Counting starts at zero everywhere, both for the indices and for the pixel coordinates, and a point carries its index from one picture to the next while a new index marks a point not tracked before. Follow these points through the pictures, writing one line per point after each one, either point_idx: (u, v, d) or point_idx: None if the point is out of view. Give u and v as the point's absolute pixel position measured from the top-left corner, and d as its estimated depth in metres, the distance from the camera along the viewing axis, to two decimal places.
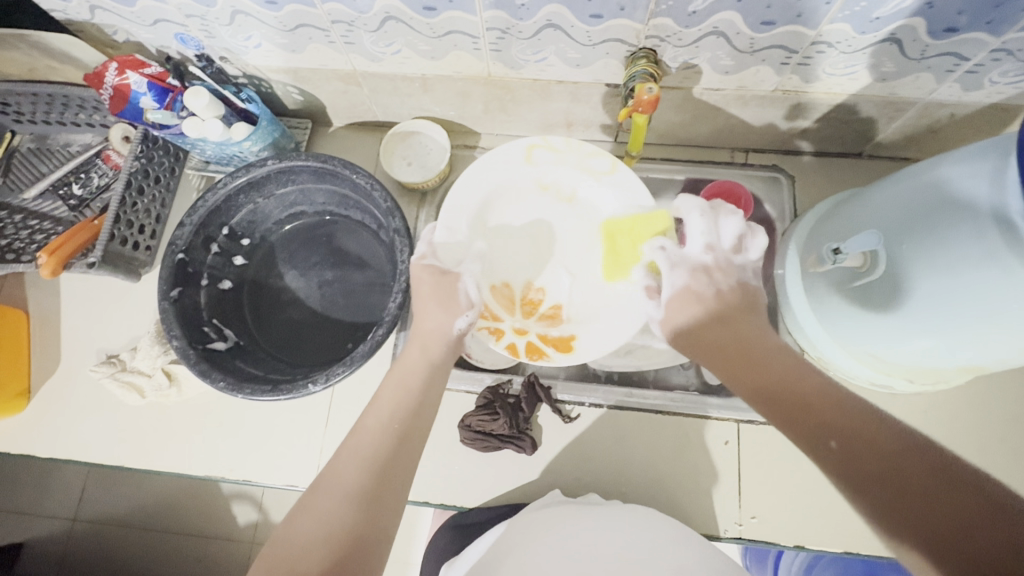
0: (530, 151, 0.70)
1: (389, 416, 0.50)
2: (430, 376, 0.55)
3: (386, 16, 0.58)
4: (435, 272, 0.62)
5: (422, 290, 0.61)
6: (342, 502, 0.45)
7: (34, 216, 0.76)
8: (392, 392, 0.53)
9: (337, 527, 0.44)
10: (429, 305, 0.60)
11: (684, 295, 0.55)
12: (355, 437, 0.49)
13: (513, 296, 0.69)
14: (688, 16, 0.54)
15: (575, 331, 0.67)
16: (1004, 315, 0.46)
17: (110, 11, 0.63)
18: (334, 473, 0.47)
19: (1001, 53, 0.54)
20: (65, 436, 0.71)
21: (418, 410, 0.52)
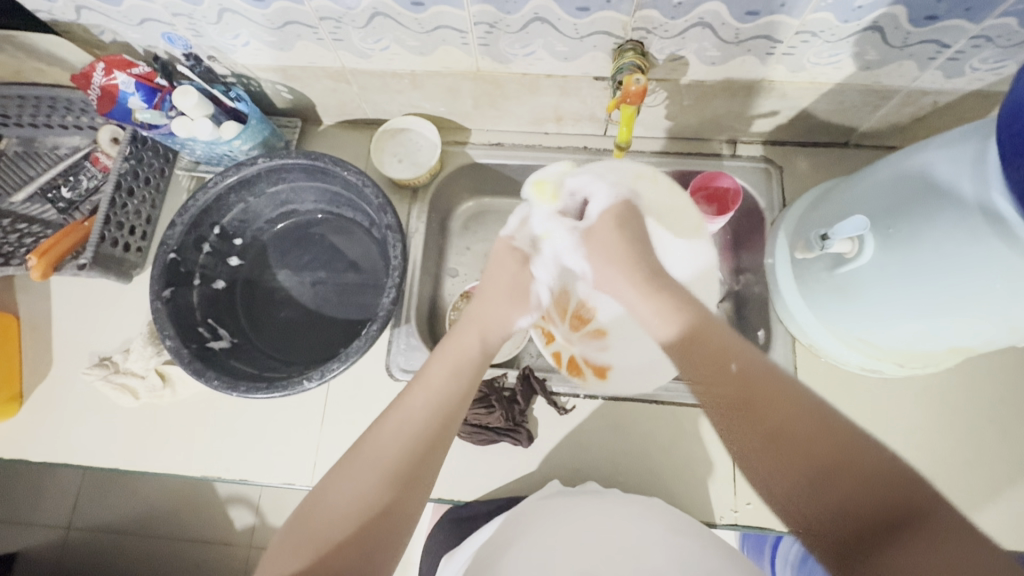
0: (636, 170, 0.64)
1: (435, 400, 0.50)
2: (481, 363, 0.55)
3: (374, 12, 0.59)
4: (519, 262, 0.61)
5: (502, 268, 0.61)
6: (370, 480, 0.46)
7: (23, 220, 0.75)
8: (440, 375, 0.52)
9: (361, 509, 0.45)
10: (501, 297, 0.59)
11: (609, 216, 0.57)
12: (391, 416, 0.49)
13: (568, 305, 0.69)
14: (674, 8, 0.54)
15: (612, 361, 0.69)
16: (987, 295, 0.47)
17: (97, 11, 0.63)
18: (374, 447, 0.47)
19: (980, 40, 0.55)
20: (57, 439, 0.71)
21: (466, 397, 0.52)
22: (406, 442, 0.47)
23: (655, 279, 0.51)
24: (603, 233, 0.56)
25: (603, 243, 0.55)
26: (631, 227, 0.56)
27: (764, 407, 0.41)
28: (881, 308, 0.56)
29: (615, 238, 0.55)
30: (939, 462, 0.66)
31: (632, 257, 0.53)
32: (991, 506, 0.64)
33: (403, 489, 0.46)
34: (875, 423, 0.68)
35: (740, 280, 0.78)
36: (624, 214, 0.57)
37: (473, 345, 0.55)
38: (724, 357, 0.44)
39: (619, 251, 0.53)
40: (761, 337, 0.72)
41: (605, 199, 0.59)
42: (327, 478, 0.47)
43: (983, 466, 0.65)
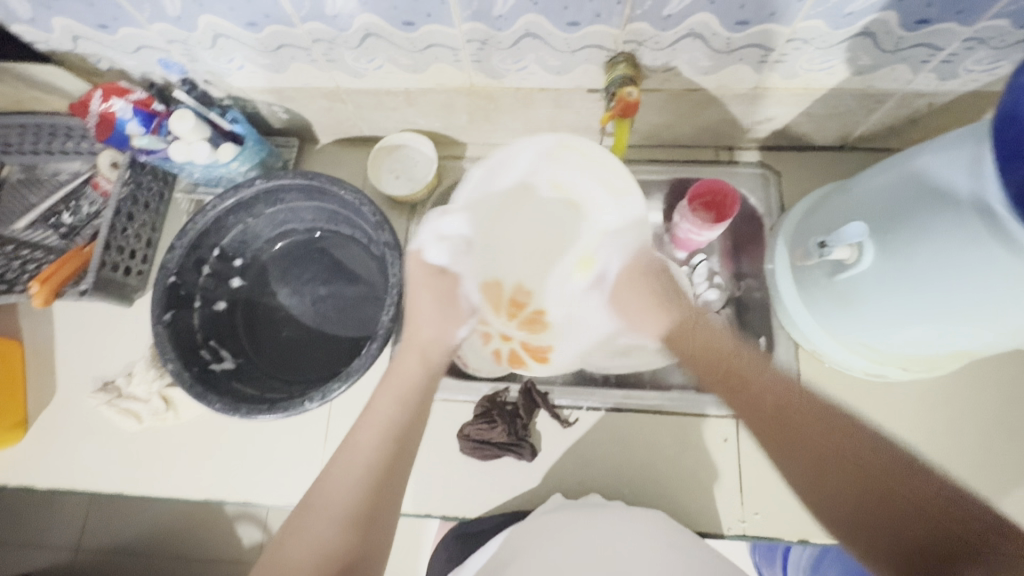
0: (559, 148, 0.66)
1: (380, 430, 0.52)
2: (426, 385, 0.58)
3: (366, 33, 0.59)
4: (433, 272, 0.64)
5: (419, 289, 0.64)
6: (329, 525, 0.46)
7: (25, 246, 0.75)
8: (386, 406, 0.54)
9: (326, 553, 0.45)
10: (425, 313, 0.63)
11: (624, 285, 0.63)
12: (342, 456, 0.50)
13: (501, 295, 0.72)
14: (664, 19, 0.55)
15: (552, 344, 0.70)
16: (988, 300, 0.47)
17: (92, 40, 0.64)
18: (327, 489, 0.48)
19: (973, 41, 0.55)
20: (62, 465, 0.71)
21: (416, 419, 0.54)
22: (361, 475, 0.49)
23: (654, 296, 0.61)
24: (624, 292, 0.63)
25: (624, 305, 0.63)
26: (649, 279, 0.63)
27: (791, 422, 0.47)
28: (882, 313, 0.55)
29: (633, 281, 0.63)
30: (948, 467, 0.65)
31: (649, 293, 0.61)
32: (1002, 508, 0.63)
33: (361, 522, 0.47)
34: (880, 427, 0.67)
35: (742, 285, 0.75)
36: (640, 270, 0.64)
37: (415, 370, 0.58)
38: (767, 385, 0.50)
39: (641, 303, 0.62)
40: (763, 344, 0.71)
41: (617, 263, 0.66)
42: (286, 528, 0.47)
43: (994, 469, 0.64)
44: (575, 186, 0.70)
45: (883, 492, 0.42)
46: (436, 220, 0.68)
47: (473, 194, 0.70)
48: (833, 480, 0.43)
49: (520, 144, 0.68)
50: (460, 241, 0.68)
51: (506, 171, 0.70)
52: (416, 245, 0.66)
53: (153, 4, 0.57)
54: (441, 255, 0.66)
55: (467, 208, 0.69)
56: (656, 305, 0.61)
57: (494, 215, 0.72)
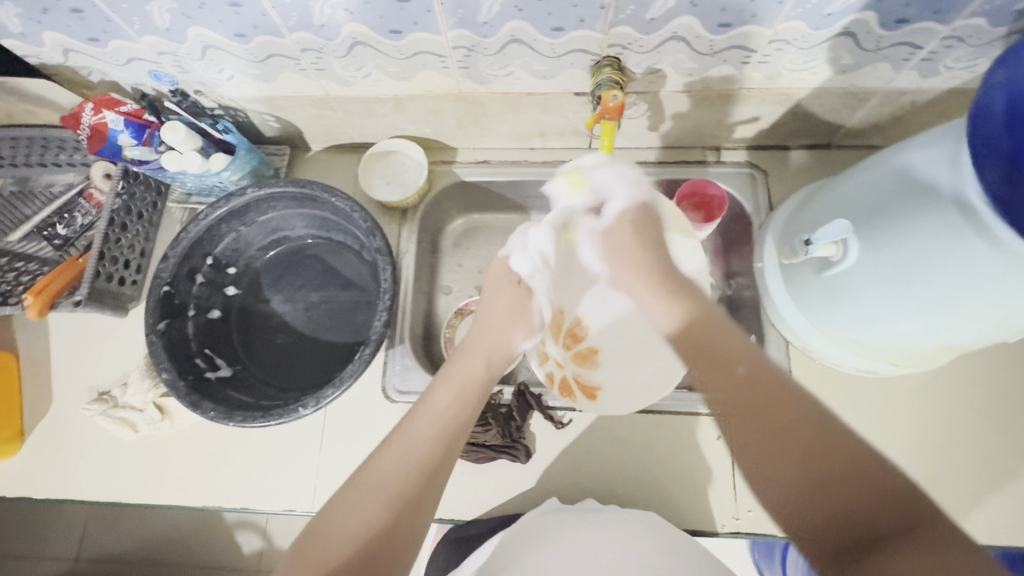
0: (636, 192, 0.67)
1: (439, 427, 0.52)
2: (486, 387, 0.58)
3: (354, 42, 0.60)
4: (512, 284, 0.69)
5: (500, 292, 0.68)
6: (372, 500, 0.47)
7: (20, 258, 0.76)
8: (444, 398, 0.54)
9: (371, 537, 0.45)
10: (501, 320, 0.66)
11: (627, 216, 0.60)
12: (398, 441, 0.50)
13: (562, 323, 0.72)
14: (647, 23, 0.55)
15: (603, 381, 0.69)
16: (971, 295, 0.48)
17: (83, 53, 0.65)
18: (375, 470, 0.48)
19: (952, 40, 0.56)
20: (59, 476, 0.71)
21: (470, 419, 0.55)
22: (408, 466, 0.49)
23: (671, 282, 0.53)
24: (615, 233, 0.59)
25: (617, 247, 0.58)
26: (648, 228, 0.59)
27: (772, 404, 0.42)
28: (869, 309, 0.56)
29: (628, 239, 0.58)
30: (939, 461, 0.65)
31: (647, 251, 0.56)
32: (993, 500, 0.64)
33: (406, 512, 0.47)
34: (870, 423, 0.68)
35: (733, 284, 0.76)
36: (640, 216, 0.60)
37: (478, 370, 0.60)
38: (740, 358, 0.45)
39: (631, 260, 0.56)
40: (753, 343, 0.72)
41: (623, 200, 0.61)
42: (334, 502, 0.47)
43: (983, 463, 0.65)
44: None
45: (839, 465, 0.38)
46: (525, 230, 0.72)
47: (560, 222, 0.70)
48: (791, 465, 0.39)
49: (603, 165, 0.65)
50: (539, 256, 0.70)
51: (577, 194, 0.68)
52: (505, 252, 0.72)
53: (143, 17, 0.58)
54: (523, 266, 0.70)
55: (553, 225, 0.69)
56: (672, 293, 0.51)
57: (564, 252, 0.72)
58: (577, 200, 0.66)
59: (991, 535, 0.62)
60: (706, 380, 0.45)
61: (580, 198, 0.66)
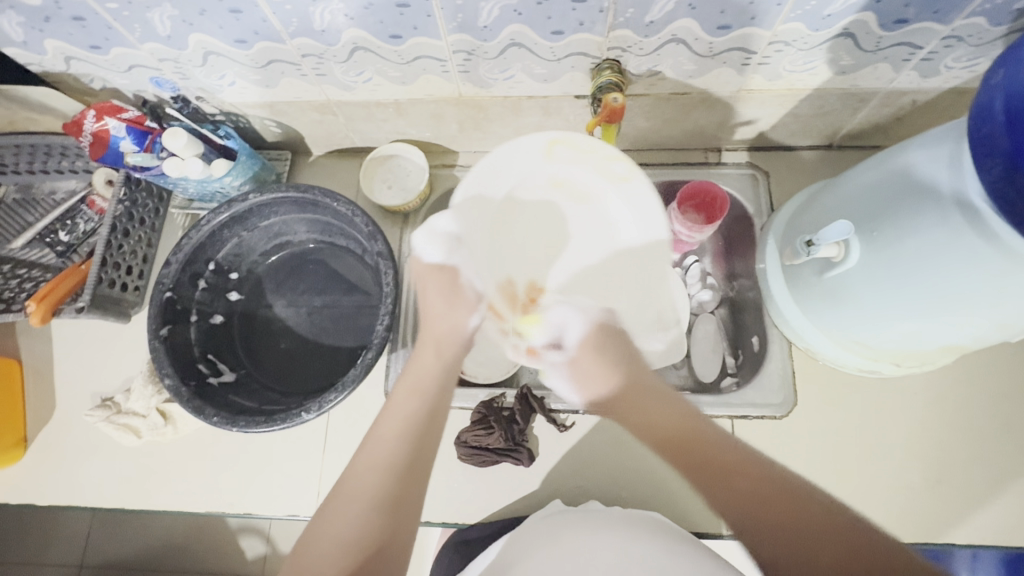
0: (550, 146, 0.62)
1: (405, 423, 0.51)
2: (445, 369, 0.56)
3: (354, 47, 0.60)
4: (437, 272, 0.61)
5: (427, 284, 0.62)
6: (352, 513, 0.46)
7: (23, 265, 0.76)
8: (405, 397, 0.53)
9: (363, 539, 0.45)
10: (438, 307, 0.60)
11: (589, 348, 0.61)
12: (367, 448, 0.50)
13: (516, 293, 0.69)
14: (647, 26, 0.55)
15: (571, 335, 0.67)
16: (976, 294, 0.47)
17: (85, 61, 0.65)
18: (350, 483, 0.48)
19: (951, 40, 0.56)
20: (63, 482, 0.71)
21: (438, 406, 0.54)
22: (381, 471, 0.48)
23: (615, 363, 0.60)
24: (585, 364, 0.61)
25: (584, 374, 0.61)
26: (612, 348, 0.61)
27: (768, 491, 0.46)
28: (872, 309, 0.56)
29: (594, 363, 0.60)
30: (944, 461, 0.65)
31: (604, 363, 0.60)
32: (999, 500, 0.63)
33: (388, 519, 0.47)
34: (874, 424, 0.67)
35: (735, 285, 0.77)
36: (602, 339, 0.62)
37: (430, 362, 0.56)
38: (712, 449, 0.50)
39: (600, 370, 0.60)
40: (756, 344, 0.72)
41: (579, 327, 0.63)
42: (320, 516, 0.48)
43: (988, 463, 0.65)
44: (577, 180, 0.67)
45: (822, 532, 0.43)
46: (433, 228, 0.62)
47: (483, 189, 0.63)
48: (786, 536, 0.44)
49: (520, 138, 0.61)
50: (454, 240, 0.63)
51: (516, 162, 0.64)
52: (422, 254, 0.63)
53: (144, 24, 0.58)
54: (437, 251, 0.62)
55: (462, 207, 0.62)
56: (605, 355, 0.61)
57: (497, 225, 0.68)
58: (546, 166, 0.65)
59: (996, 535, 0.62)
60: (706, 476, 0.49)
61: (550, 166, 0.65)
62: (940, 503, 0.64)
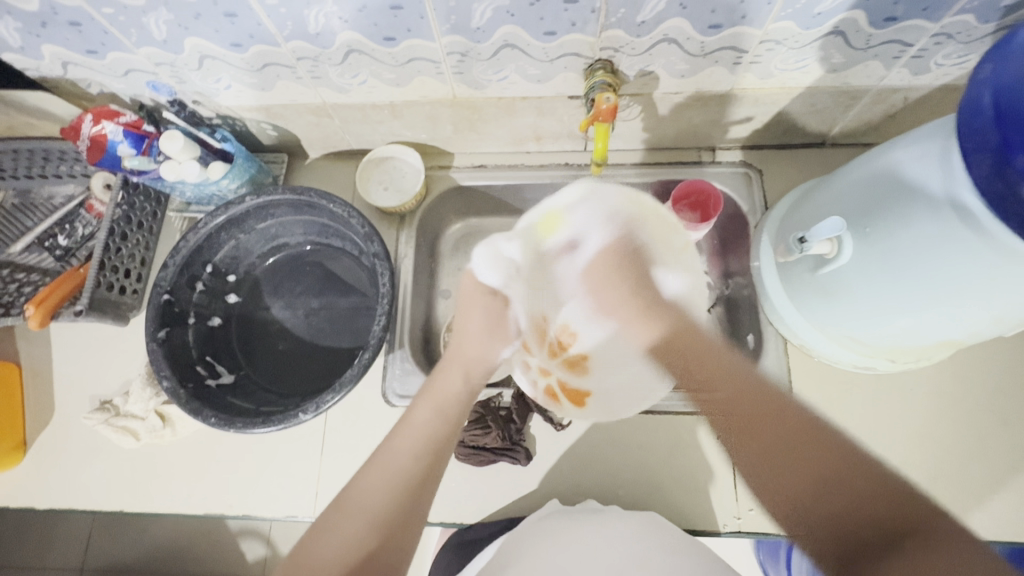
0: (630, 200, 0.62)
1: (418, 442, 0.51)
2: (465, 401, 0.57)
3: (348, 50, 0.60)
4: (485, 295, 0.63)
5: (472, 307, 0.63)
6: (359, 520, 0.46)
7: (21, 269, 0.77)
8: (423, 414, 0.54)
9: (353, 558, 0.45)
10: (477, 333, 0.62)
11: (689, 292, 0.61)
12: (377, 458, 0.51)
13: (547, 332, 0.67)
14: (638, 26, 0.56)
15: (591, 387, 0.65)
16: (968, 288, 0.48)
17: (82, 65, 0.65)
18: (355, 495, 0.48)
19: (941, 37, 0.56)
20: (62, 485, 0.72)
21: (453, 432, 0.54)
22: (389, 483, 0.49)
23: (648, 300, 0.55)
24: (601, 288, 0.59)
25: (596, 286, 0.59)
26: (624, 272, 0.58)
27: (743, 419, 0.43)
28: (867, 305, 0.56)
29: (610, 273, 0.59)
30: (940, 457, 0.65)
31: (621, 287, 0.57)
32: (995, 495, 0.63)
33: (393, 532, 0.47)
34: (870, 420, 0.68)
35: (730, 284, 0.78)
36: (616, 253, 0.60)
37: (458, 386, 0.57)
38: (780, 408, 0.43)
39: (619, 294, 0.57)
40: (752, 342, 0.73)
41: (599, 237, 0.62)
42: (299, 546, 0.46)
43: (985, 458, 0.65)
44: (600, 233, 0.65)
45: (813, 453, 0.40)
46: (489, 246, 0.63)
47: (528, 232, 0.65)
48: (761, 465, 0.41)
49: (570, 187, 0.64)
50: (511, 265, 0.64)
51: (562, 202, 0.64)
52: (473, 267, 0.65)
53: (140, 28, 0.58)
54: (496, 276, 0.63)
55: (523, 233, 0.65)
56: (649, 306, 0.54)
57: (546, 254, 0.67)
58: (572, 222, 0.66)
59: (997, 530, 0.62)
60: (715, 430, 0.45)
61: (572, 225, 0.65)
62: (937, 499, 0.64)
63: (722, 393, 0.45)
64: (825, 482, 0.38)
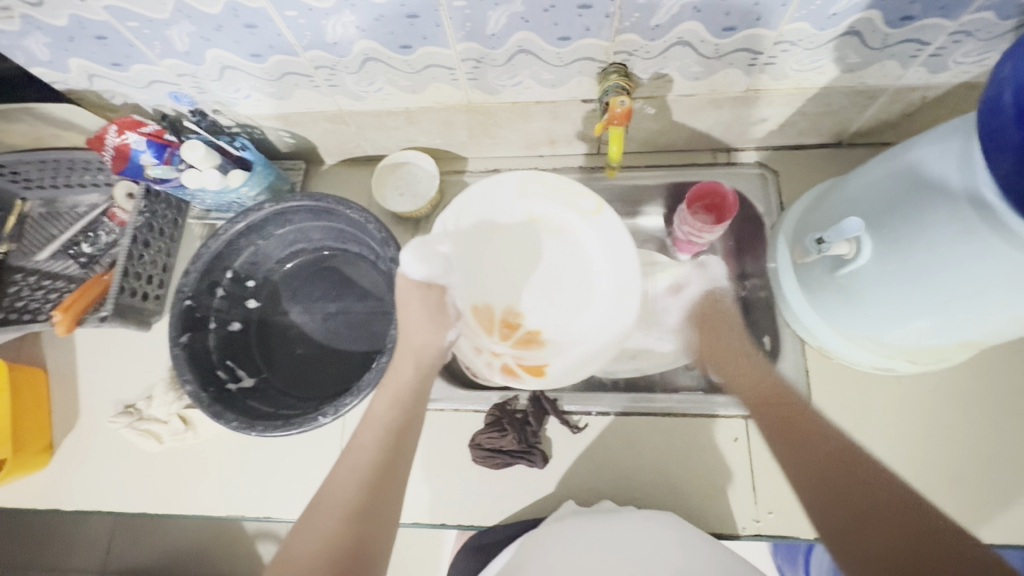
0: (525, 184, 0.68)
1: (382, 434, 0.54)
2: (421, 390, 0.59)
3: (365, 58, 0.61)
4: (422, 287, 0.61)
5: (409, 301, 0.61)
6: (331, 517, 0.48)
7: (47, 276, 0.79)
8: (383, 409, 0.56)
9: (332, 550, 0.46)
10: (418, 321, 0.61)
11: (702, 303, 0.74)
12: (347, 455, 0.52)
13: (492, 317, 0.72)
14: (652, 30, 0.56)
15: (547, 359, 0.70)
16: (991, 288, 0.47)
17: (107, 78, 0.67)
18: (330, 490, 0.50)
19: (959, 35, 0.56)
20: (89, 487, 0.73)
21: (410, 419, 0.56)
22: (361, 476, 0.51)
23: (721, 334, 0.70)
24: (688, 336, 0.74)
25: (717, 353, 0.69)
26: (710, 329, 0.71)
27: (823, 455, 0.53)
28: (886, 306, 0.55)
29: (705, 325, 0.72)
30: (963, 460, 0.64)
31: (705, 337, 0.71)
32: (1021, 498, 0.62)
33: (367, 521, 0.48)
34: (890, 422, 0.67)
35: (747, 285, 0.76)
36: (705, 313, 0.73)
37: (407, 376, 0.59)
38: (820, 435, 0.55)
39: (708, 341, 0.70)
40: (767, 343, 0.72)
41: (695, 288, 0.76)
42: (287, 541, 0.47)
43: (1008, 459, 0.64)
44: (552, 216, 0.71)
45: (861, 482, 0.50)
46: (420, 248, 0.60)
47: (454, 227, 0.67)
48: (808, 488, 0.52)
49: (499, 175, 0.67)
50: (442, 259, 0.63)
51: (496, 197, 0.69)
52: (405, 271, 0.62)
53: (163, 41, 0.60)
54: (427, 269, 0.61)
55: (449, 236, 0.66)
56: (717, 338, 0.70)
57: (482, 243, 0.71)
58: (519, 204, 0.70)
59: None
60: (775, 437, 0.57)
61: (523, 203, 0.70)
62: (961, 502, 0.63)
63: (772, 416, 0.59)
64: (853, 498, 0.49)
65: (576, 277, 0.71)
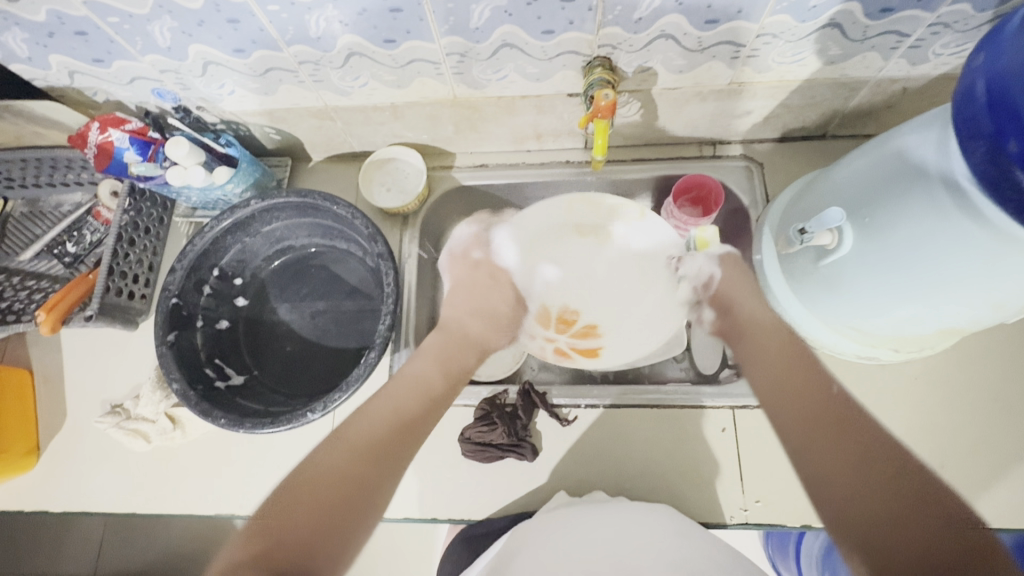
0: (571, 204, 0.77)
1: (417, 388, 0.60)
2: (464, 364, 0.67)
3: (350, 53, 0.61)
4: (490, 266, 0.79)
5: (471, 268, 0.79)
6: (358, 442, 0.53)
7: (31, 276, 0.78)
8: (425, 367, 0.63)
9: (350, 473, 0.50)
10: (471, 291, 0.76)
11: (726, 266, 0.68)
12: (383, 395, 0.58)
13: (550, 314, 0.80)
14: (635, 23, 0.56)
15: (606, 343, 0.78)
16: (970, 276, 0.48)
17: (88, 74, 0.66)
18: (362, 418, 0.55)
19: (937, 27, 0.56)
20: (77, 487, 0.72)
21: (445, 390, 0.63)
22: (389, 418, 0.56)
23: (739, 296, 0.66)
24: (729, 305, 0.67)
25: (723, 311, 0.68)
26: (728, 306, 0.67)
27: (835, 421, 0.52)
28: (867, 296, 0.56)
29: (740, 293, 0.67)
30: (945, 445, 0.65)
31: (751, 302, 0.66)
32: (1002, 482, 0.63)
33: (386, 456, 0.53)
34: (875, 410, 0.68)
35: None
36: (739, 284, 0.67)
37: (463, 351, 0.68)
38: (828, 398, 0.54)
39: (740, 298, 0.66)
40: None
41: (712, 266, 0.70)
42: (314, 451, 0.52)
43: (989, 444, 0.65)
44: (598, 229, 0.79)
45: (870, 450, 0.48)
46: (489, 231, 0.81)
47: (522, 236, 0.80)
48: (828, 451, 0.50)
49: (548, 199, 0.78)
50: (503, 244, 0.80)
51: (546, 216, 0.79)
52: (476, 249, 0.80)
53: (144, 36, 0.59)
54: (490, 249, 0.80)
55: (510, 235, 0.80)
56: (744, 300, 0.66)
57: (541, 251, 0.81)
58: (566, 220, 0.79)
59: (1006, 518, 0.62)
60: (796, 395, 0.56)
61: (570, 219, 0.79)
62: None
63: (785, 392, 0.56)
64: (869, 481, 0.46)
65: (626, 282, 0.80)
